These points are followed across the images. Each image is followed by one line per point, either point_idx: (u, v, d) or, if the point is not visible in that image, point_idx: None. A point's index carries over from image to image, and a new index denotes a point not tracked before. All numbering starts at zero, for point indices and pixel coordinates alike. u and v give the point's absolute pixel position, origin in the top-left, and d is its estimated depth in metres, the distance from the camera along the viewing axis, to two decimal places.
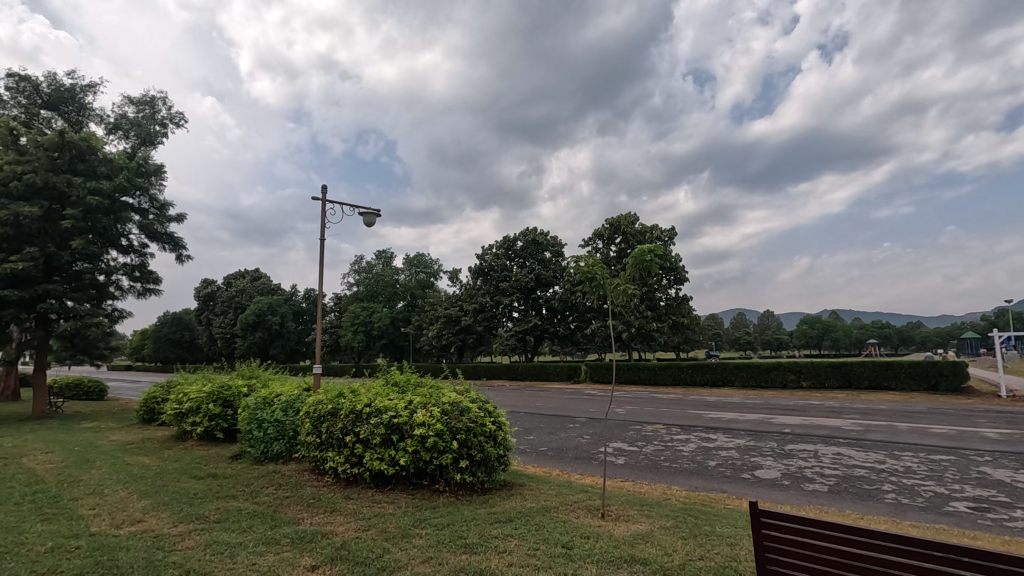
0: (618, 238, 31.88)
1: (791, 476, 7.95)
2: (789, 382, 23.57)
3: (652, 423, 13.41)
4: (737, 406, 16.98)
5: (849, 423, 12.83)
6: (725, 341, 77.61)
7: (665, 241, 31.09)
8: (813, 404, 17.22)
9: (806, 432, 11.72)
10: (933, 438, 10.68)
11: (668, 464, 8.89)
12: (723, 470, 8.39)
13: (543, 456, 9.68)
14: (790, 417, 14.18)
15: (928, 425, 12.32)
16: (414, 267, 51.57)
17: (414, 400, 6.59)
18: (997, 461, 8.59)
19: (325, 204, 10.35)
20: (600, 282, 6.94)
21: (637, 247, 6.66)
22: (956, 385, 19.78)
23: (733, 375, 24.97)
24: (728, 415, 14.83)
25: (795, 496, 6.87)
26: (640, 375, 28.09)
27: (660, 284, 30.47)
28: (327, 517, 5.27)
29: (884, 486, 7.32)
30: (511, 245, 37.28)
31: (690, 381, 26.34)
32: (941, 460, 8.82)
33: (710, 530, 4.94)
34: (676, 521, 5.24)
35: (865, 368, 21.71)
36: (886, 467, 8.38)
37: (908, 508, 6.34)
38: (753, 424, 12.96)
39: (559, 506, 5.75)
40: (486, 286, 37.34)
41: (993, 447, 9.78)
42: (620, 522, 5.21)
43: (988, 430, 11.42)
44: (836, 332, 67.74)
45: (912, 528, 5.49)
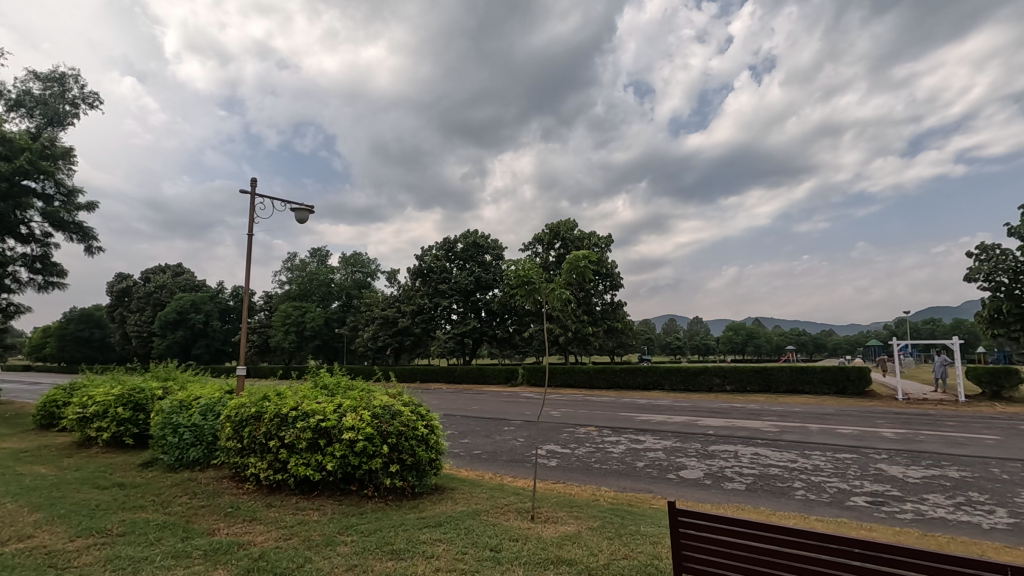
0: (557, 243, 32.38)
1: (712, 475, 8.35)
2: (714, 385, 24.73)
3: (584, 425, 13.71)
4: (666, 408, 17.65)
5: (767, 425, 13.63)
6: (657, 346, 80.60)
7: (601, 248, 31.87)
8: (735, 407, 18.24)
9: (728, 433, 12.35)
10: (839, 438, 11.55)
11: (599, 466, 9.10)
12: (650, 471, 8.68)
13: (478, 460, 9.65)
14: (713, 419, 14.92)
15: (835, 426, 13.31)
16: (350, 266, 50.14)
17: (343, 404, 6.39)
18: (892, 458, 9.43)
19: (253, 195, 9.85)
20: (536, 286, 7.01)
21: (573, 252, 6.77)
22: (861, 389, 21.51)
23: (663, 379, 25.98)
24: (657, 417, 15.41)
25: (715, 494, 7.24)
26: (576, 378, 28.58)
27: (596, 289, 31.27)
28: (246, 526, 5.01)
29: (794, 483, 7.84)
30: (451, 247, 37.07)
31: (623, 384, 27.14)
32: (845, 458, 9.57)
33: (636, 530, 5.10)
34: (603, 521, 5.37)
35: (783, 372, 23.19)
36: (797, 465, 8.98)
37: (815, 503, 6.80)
38: (680, 426, 13.51)
39: (489, 509, 5.76)
40: (424, 287, 36.89)
41: (890, 445, 10.66)
42: (549, 524, 5.29)
43: (886, 430, 12.50)
44: (759, 338, 72.01)
45: (818, 523, 5.90)
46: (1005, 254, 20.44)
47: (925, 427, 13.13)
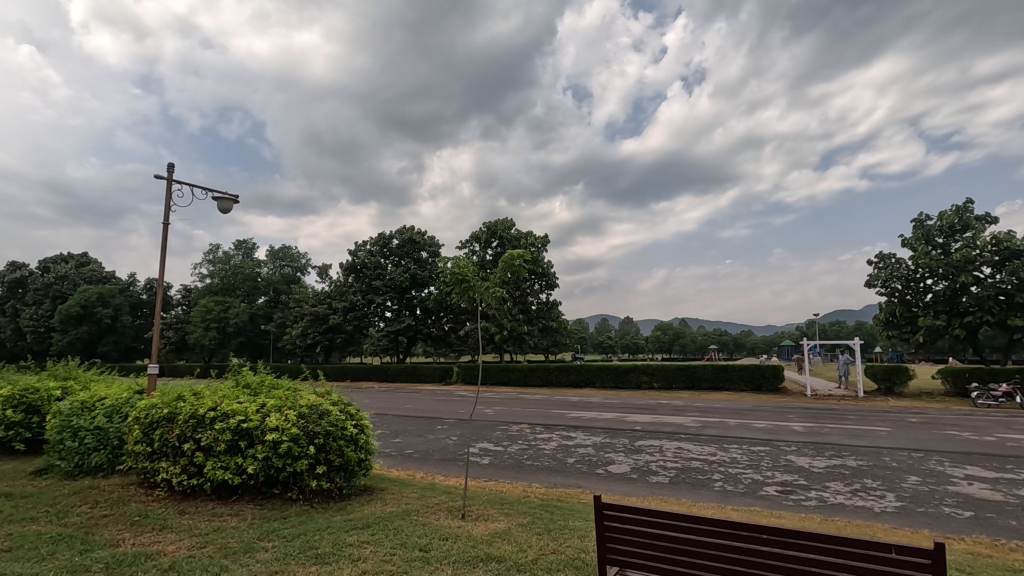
0: (494, 241, 32.49)
1: (638, 469, 8.67)
2: (643, 383, 25.70)
3: (517, 423, 13.85)
4: (596, 406, 18.12)
5: (690, 420, 14.33)
6: (590, 346, 82.70)
7: (537, 248, 32.27)
8: (661, 403, 19.03)
9: (654, 429, 12.88)
10: (754, 432, 12.33)
11: (531, 463, 9.23)
12: (580, 467, 8.89)
13: (409, 459, 9.52)
14: (640, 415, 15.51)
15: (751, 421, 14.20)
16: (278, 260, 47.97)
17: (267, 403, 6.11)
18: (800, 450, 10.16)
19: (170, 181, 9.20)
20: (471, 285, 6.98)
21: (508, 251, 6.78)
22: (775, 385, 23.01)
23: (595, 377, 26.66)
24: (588, 413, 15.82)
25: (640, 488, 7.52)
26: (511, 377, 28.76)
27: (531, 288, 31.64)
28: (155, 536, 4.69)
29: (713, 475, 8.28)
30: (386, 243, 36.26)
31: (556, 382, 27.61)
32: (759, 450, 10.21)
33: (565, 524, 5.21)
34: (533, 517, 5.45)
35: (706, 370, 24.44)
36: (716, 458, 9.49)
37: (731, 494, 7.22)
38: (609, 422, 13.94)
39: (420, 508, 5.70)
40: (357, 283, 35.91)
41: (798, 438, 11.47)
42: (479, 521, 5.30)
43: (795, 424, 13.47)
44: (684, 338, 75.52)
45: (733, 513, 6.26)
46: (899, 262, 22.51)
47: (829, 421, 14.22)
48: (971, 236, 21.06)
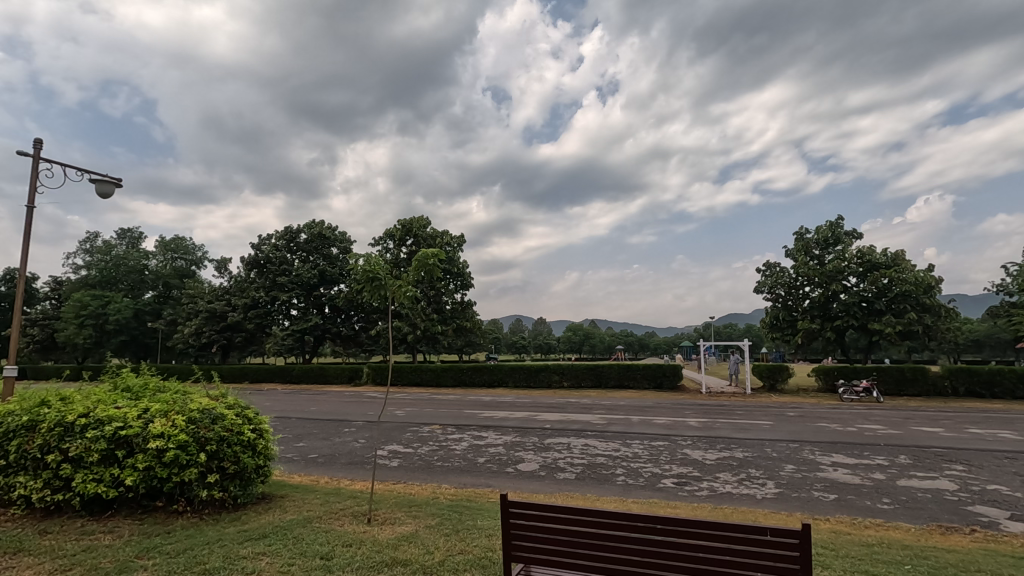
0: (409, 239, 31.92)
1: (546, 467, 8.89)
2: (553, 382, 26.37)
3: (428, 424, 13.68)
4: (508, 405, 18.34)
5: (596, 418, 14.90)
6: (503, 346, 83.47)
7: (453, 248, 32.09)
8: (570, 401, 19.61)
9: (562, 427, 13.26)
10: (655, 427, 13.06)
11: (441, 463, 9.15)
12: (490, 466, 8.95)
13: (312, 464, 9.10)
14: (550, 413, 15.91)
15: (652, 417, 15.02)
16: (169, 252, 44.04)
17: (151, 408, 5.59)
18: (694, 444, 10.90)
19: (38, 159, 8.14)
20: (383, 283, 6.78)
21: (422, 250, 6.66)
22: (674, 383, 24.53)
23: (507, 376, 26.96)
24: (499, 413, 15.97)
25: (548, 485, 7.71)
26: (423, 377, 28.35)
27: (446, 288, 31.41)
28: (7, 561, 4.13)
29: (616, 470, 8.67)
30: (293, 237, 34.39)
31: (469, 382, 27.57)
32: (658, 445, 10.84)
33: (472, 524, 5.23)
34: (441, 518, 5.41)
35: (613, 369, 25.55)
36: (620, 454, 9.95)
37: (633, 487, 7.60)
38: (519, 421, 14.17)
39: (322, 515, 5.46)
40: (260, 279, 33.83)
41: (693, 433, 12.29)
42: (386, 525, 5.18)
43: (691, 420, 14.44)
44: (594, 338, 78.41)
45: (634, 505, 6.59)
46: (783, 271, 24.80)
47: (721, 416, 15.35)
48: (841, 249, 23.65)
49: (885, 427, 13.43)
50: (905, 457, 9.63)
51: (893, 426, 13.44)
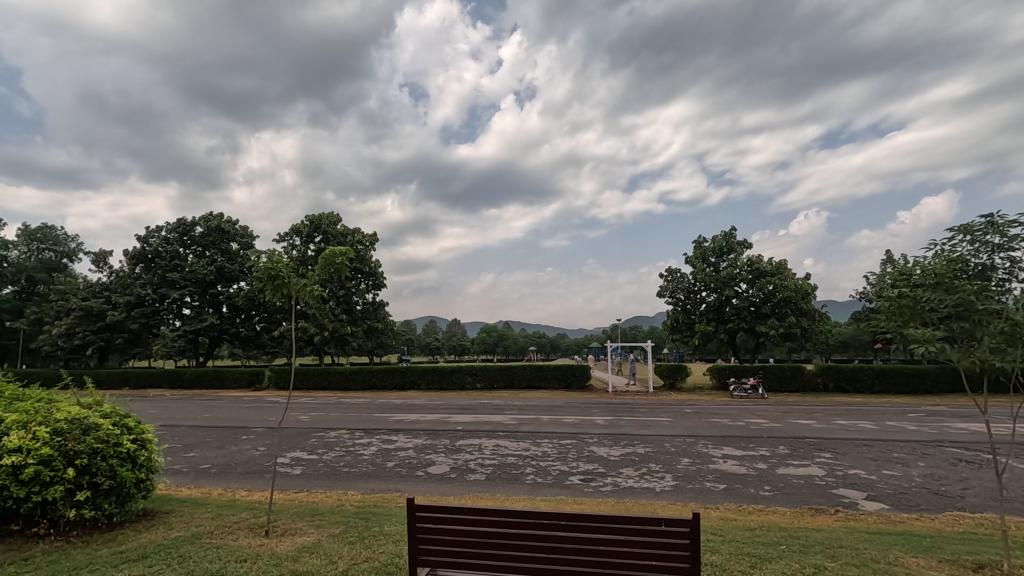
0: (317, 236, 30.56)
1: (457, 469, 8.85)
2: (466, 384, 26.31)
3: (335, 429, 13.16)
4: (419, 407, 18.08)
5: (508, 418, 15.07)
6: (416, 347, 82.01)
7: (365, 246, 31.15)
8: (482, 403, 19.67)
9: (474, 428, 13.28)
10: (564, 426, 13.45)
11: (348, 469, 8.84)
12: (399, 470, 8.77)
13: (205, 475, 8.44)
14: (462, 415, 15.86)
15: (561, 416, 15.42)
16: (35, 242, 38.92)
17: (6, 419, 4.92)
18: (600, 441, 11.35)
19: None
20: (286, 282, 6.40)
21: (329, 248, 6.36)
22: (583, 383, 25.46)
23: (419, 379, 26.48)
24: (410, 416, 15.67)
25: (458, 486, 7.69)
26: (330, 380, 27.20)
27: (357, 287, 30.41)
28: None
29: (526, 469, 8.83)
30: (187, 229, 31.67)
31: (380, 385, 26.80)
32: (566, 443, 11.16)
33: (379, 530, 5.09)
34: (346, 526, 5.23)
35: (525, 370, 26.00)
36: (530, 453, 10.13)
37: (541, 485, 7.78)
38: (431, 424, 14.00)
39: (214, 530, 5.07)
40: (147, 275, 30.86)
41: (600, 431, 12.77)
42: (285, 537, 4.91)
43: (598, 418, 15.02)
44: (507, 339, 79.23)
45: (542, 503, 6.73)
46: (683, 276, 26.49)
47: (626, 414, 16.10)
48: (733, 257, 25.68)
49: (768, 421, 14.71)
50: (784, 448, 10.63)
51: (776, 420, 14.75)
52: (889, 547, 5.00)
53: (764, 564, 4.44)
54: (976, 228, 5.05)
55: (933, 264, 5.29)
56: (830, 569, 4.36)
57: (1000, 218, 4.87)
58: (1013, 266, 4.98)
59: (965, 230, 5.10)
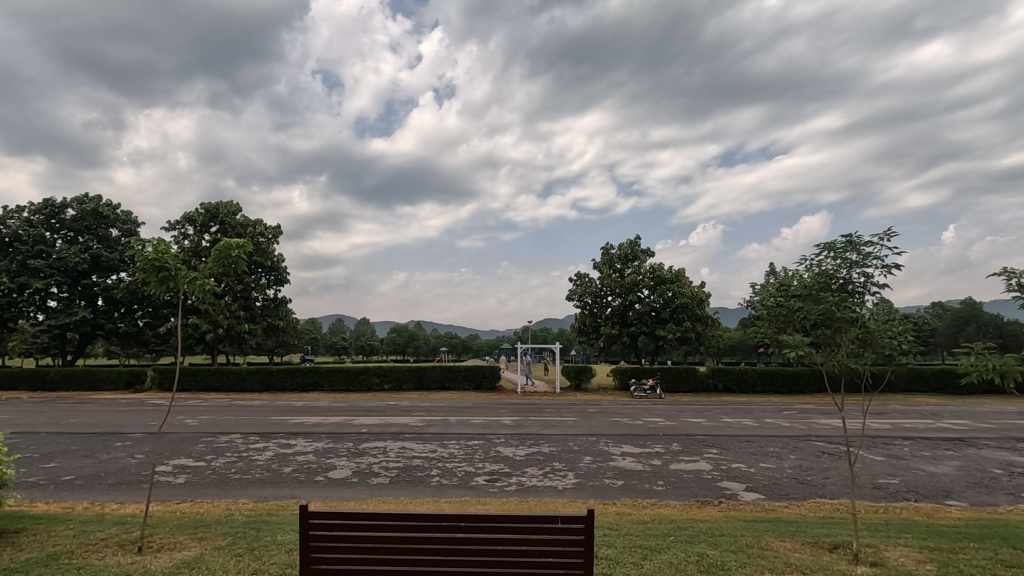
0: (214, 226, 28.38)
1: (359, 473, 8.57)
2: (373, 384, 25.57)
3: (226, 433, 12.27)
4: (321, 410, 17.35)
5: (416, 420, 14.84)
6: (321, 347, 78.52)
7: (267, 239, 29.36)
8: (389, 404, 19.15)
9: (379, 430, 12.93)
10: (471, 427, 13.46)
11: (239, 477, 8.26)
12: (297, 476, 8.35)
13: (67, 488, 7.51)
14: (368, 417, 15.40)
15: (469, 417, 15.44)
16: None
17: None
18: (506, 441, 11.48)
19: None
20: (172, 275, 5.86)
21: (222, 240, 5.87)
22: (493, 383, 25.76)
23: (323, 380, 25.38)
24: (312, 418, 14.98)
25: (359, 491, 7.45)
26: (223, 381, 25.28)
27: (257, 282, 28.57)
28: None
29: (431, 471, 8.74)
30: (56, 212, 28.15)
31: (279, 386, 25.33)
32: (473, 444, 11.19)
33: (270, 540, 4.81)
34: (234, 538, 4.89)
35: (435, 371, 25.74)
36: (436, 455, 10.04)
37: (446, 487, 7.74)
38: (334, 426, 13.46)
39: (75, 548, 4.54)
40: (3, 261, 27.07)
41: (507, 431, 12.91)
42: (162, 552, 4.50)
43: (505, 418, 15.21)
44: (418, 340, 78.03)
45: (446, 505, 6.68)
46: (591, 281, 27.50)
47: (533, 414, 16.44)
48: (637, 265, 27.08)
49: (664, 419, 15.65)
50: (676, 444, 11.37)
51: (671, 419, 15.73)
52: (761, 533, 5.51)
53: (653, 555, 4.72)
54: (839, 246, 5.70)
55: (805, 277, 5.87)
56: (711, 557, 4.71)
57: (858, 238, 5.53)
58: (867, 281, 5.66)
59: (830, 247, 5.73)
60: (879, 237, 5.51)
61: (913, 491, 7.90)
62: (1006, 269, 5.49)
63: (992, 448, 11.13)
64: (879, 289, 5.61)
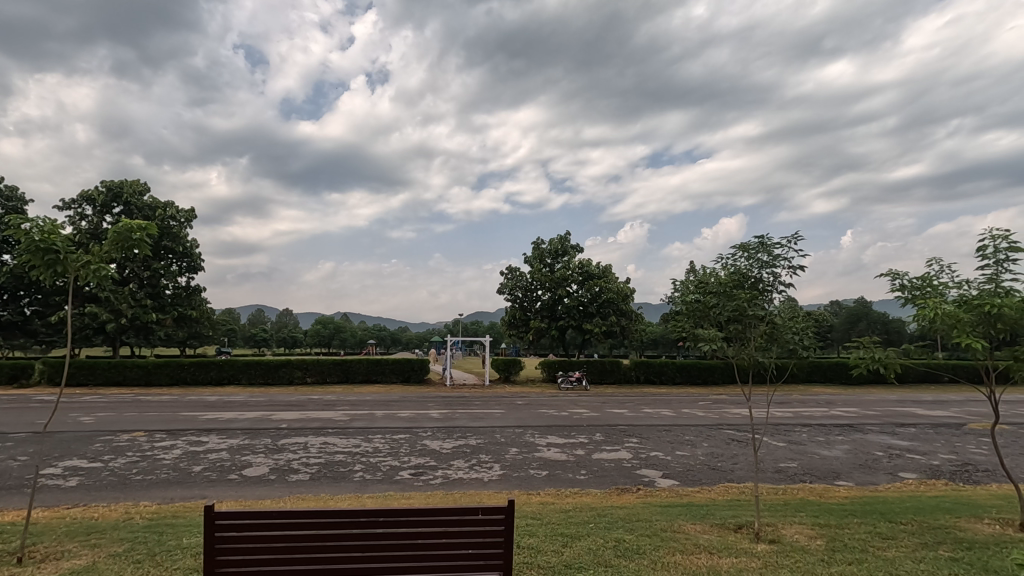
0: (116, 207, 26.06)
1: (277, 470, 8.21)
2: (295, 378, 24.53)
3: (127, 431, 11.35)
4: (237, 405, 16.44)
5: (339, 414, 14.40)
6: (239, 339, 74.39)
7: (179, 222, 27.35)
8: (312, 399, 18.46)
9: (300, 425, 12.43)
10: (397, 421, 13.24)
11: (141, 478, 7.66)
12: (208, 475, 7.88)
13: None
14: (288, 412, 14.76)
15: (396, 411, 15.22)
16: None
17: None
18: (433, 435, 11.40)
19: None
20: (61, 259, 5.30)
21: (121, 222, 5.37)
22: (421, 376, 25.58)
23: (240, 373, 24.03)
24: (226, 414, 14.14)
25: (277, 488, 7.14)
26: (125, 375, 23.32)
27: (166, 269, 26.54)
28: None
29: (354, 466, 8.52)
30: None
31: (190, 380, 23.72)
32: (399, 438, 11.01)
33: (174, 544, 4.51)
34: (133, 543, 4.55)
35: (361, 364, 25.09)
36: (360, 450, 9.80)
37: (370, 482, 7.58)
38: (250, 422, 12.80)
39: None
40: None
41: (434, 424, 12.82)
42: (47, 562, 4.11)
43: (433, 412, 15.11)
44: (345, 332, 75.69)
45: (369, 500, 6.54)
46: (521, 275, 27.75)
47: (460, 407, 16.43)
48: (567, 260, 27.63)
49: (589, 410, 16.14)
50: (599, 435, 11.77)
51: (595, 410, 16.26)
52: (674, 517, 5.82)
53: (573, 542, 4.86)
54: (752, 247, 6.08)
55: (722, 275, 6.21)
56: (627, 541, 4.91)
57: (768, 240, 5.93)
58: (774, 280, 6.08)
59: (743, 248, 6.10)
60: (786, 239, 5.94)
61: (808, 474, 8.63)
62: (890, 272, 6.12)
63: (875, 432, 12.36)
64: (784, 288, 6.05)
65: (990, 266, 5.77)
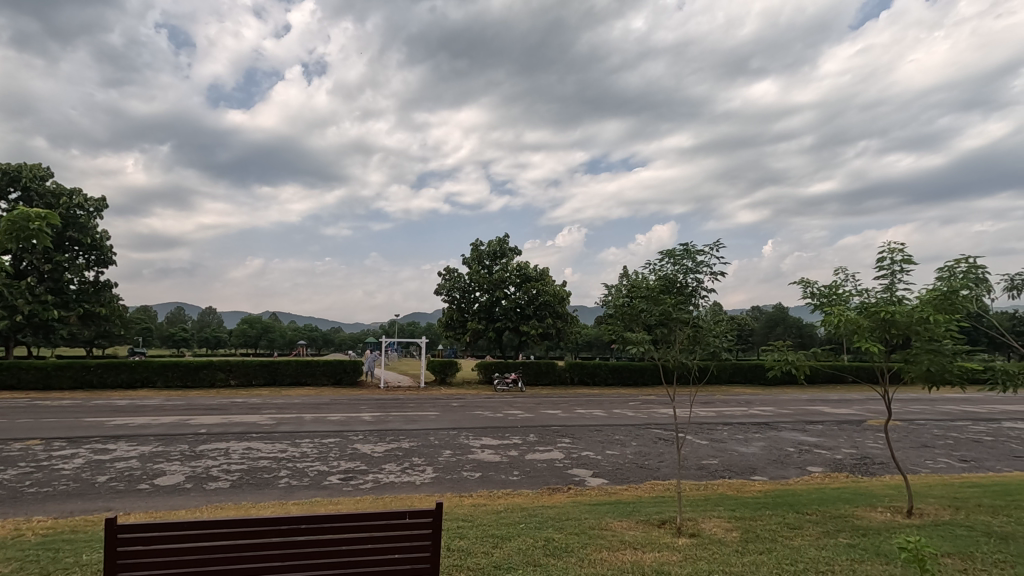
0: (13, 192, 23.69)
1: (194, 477, 7.74)
2: (217, 380, 23.18)
3: (21, 440, 10.33)
4: (150, 410, 15.36)
5: (264, 418, 13.76)
6: (156, 339, 69.60)
7: (87, 212, 25.22)
8: (235, 402, 17.55)
9: (221, 430, 11.78)
10: (326, 425, 12.81)
11: (35, 491, 6.99)
12: (114, 485, 7.30)
13: None
14: (207, 416, 13.95)
15: (326, 414, 14.75)
16: None
17: None
18: (365, 438, 11.13)
19: None
20: None
21: (16, 210, 4.86)
22: (354, 379, 24.86)
23: (156, 376, 22.43)
24: (138, 419, 13.16)
25: (193, 498, 6.72)
26: (20, 378, 21.24)
27: (71, 261, 24.40)
28: None
29: (279, 472, 8.16)
30: None
31: (98, 383, 21.89)
32: (328, 442, 10.66)
33: (72, 561, 4.16)
34: (23, 562, 4.15)
35: (289, 366, 24.09)
36: (286, 455, 9.40)
37: (296, 489, 7.29)
38: (165, 428, 11.99)
39: None
40: None
41: (366, 427, 12.52)
42: None
43: (366, 414, 14.76)
44: (273, 332, 72.49)
45: (294, 507, 6.29)
46: (459, 276, 27.61)
47: (394, 409, 16.15)
48: (505, 262, 27.74)
49: (524, 411, 16.30)
50: (533, 435, 11.91)
51: (529, 411, 16.44)
52: (602, 515, 5.98)
53: (503, 543, 4.90)
54: (678, 253, 6.36)
55: (650, 280, 6.45)
56: (556, 540, 5.00)
57: (693, 247, 6.22)
58: (698, 286, 6.38)
59: (671, 253, 6.36)
60: (709, 247, 6.24)
61: (728, 470, 9.11)
62: (802, 280, 6.59)
63: (787, 429, 13.23)
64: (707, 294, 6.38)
65: (886, 276, 6.33)
